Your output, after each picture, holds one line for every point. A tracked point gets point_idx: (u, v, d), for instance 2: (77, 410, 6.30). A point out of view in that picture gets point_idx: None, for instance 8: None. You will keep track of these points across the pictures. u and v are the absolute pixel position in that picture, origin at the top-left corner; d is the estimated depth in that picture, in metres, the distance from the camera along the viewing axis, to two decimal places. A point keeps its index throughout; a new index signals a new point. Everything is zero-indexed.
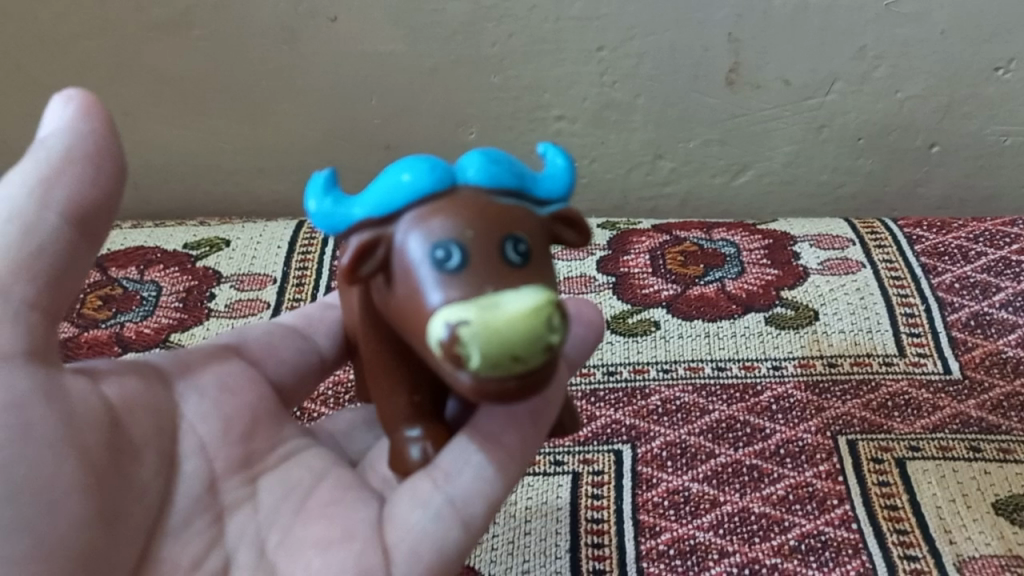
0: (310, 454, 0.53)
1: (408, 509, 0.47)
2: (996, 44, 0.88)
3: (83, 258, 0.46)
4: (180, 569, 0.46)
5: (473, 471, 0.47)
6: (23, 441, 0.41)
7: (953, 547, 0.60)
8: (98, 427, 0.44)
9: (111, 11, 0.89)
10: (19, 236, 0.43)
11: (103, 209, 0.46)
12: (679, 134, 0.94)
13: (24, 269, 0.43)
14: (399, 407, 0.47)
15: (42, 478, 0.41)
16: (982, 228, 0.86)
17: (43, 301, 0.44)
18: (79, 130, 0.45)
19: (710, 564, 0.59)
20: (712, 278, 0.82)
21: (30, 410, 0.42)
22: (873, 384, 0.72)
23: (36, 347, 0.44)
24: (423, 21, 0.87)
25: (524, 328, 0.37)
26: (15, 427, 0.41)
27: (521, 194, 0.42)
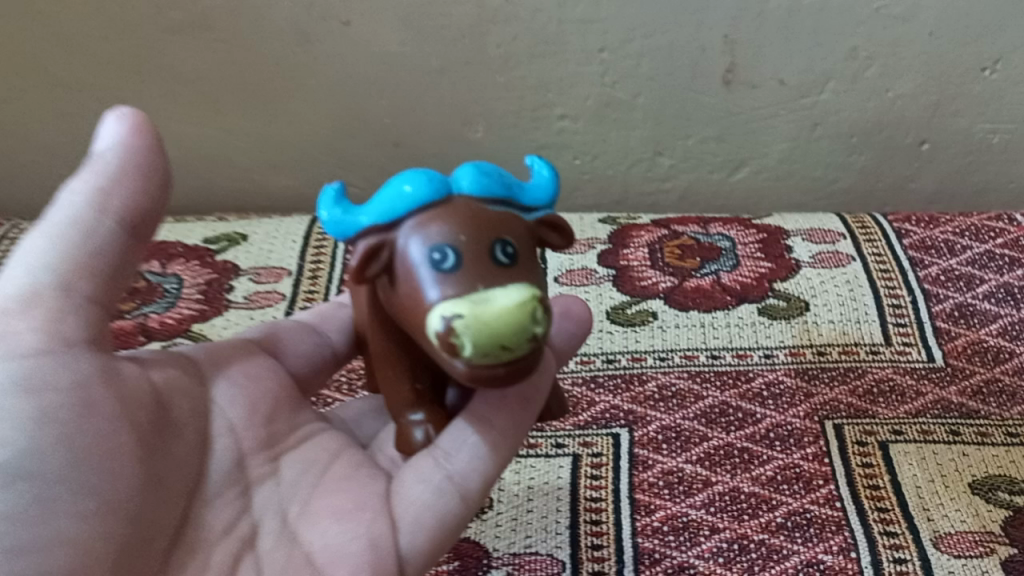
0: (326, 436, 0.57)
1: (412, 482, 0.52)
2: (984, 45, 0.91)
3: (135, 258, 0.50)
4: (213, 536, 0.50)
5: (470, 451, 0.51)
6: (84, 416, 0.45)
7: (930, 524, 0.63)
8: (145, 406, 0.49)
9: (135, 14, 0.93)
10: (81, 238, 0.47)
11: (152, 214, 0.50)
12: (678, 132, 0.97)
13: (85, 267, 0.47)
14: (403, 394, 0.51)
15: (99, 450, 0.45)
16: (968, 223, 0.89)
17: (101, 296, 0.48)
18: (131, 144, 0.50)
19: (702, 539, 0.62)
20: (708, 271, 0.85)
21: (92, 389, 0.46)
22: (860, 371, 0.75)
23: (95, 336, 0.48)
24: (432, 24, 0.91)
25: (512, 321, 0.41)
26: (80, 404, 0.45)
27: (510, 201, 0.46)
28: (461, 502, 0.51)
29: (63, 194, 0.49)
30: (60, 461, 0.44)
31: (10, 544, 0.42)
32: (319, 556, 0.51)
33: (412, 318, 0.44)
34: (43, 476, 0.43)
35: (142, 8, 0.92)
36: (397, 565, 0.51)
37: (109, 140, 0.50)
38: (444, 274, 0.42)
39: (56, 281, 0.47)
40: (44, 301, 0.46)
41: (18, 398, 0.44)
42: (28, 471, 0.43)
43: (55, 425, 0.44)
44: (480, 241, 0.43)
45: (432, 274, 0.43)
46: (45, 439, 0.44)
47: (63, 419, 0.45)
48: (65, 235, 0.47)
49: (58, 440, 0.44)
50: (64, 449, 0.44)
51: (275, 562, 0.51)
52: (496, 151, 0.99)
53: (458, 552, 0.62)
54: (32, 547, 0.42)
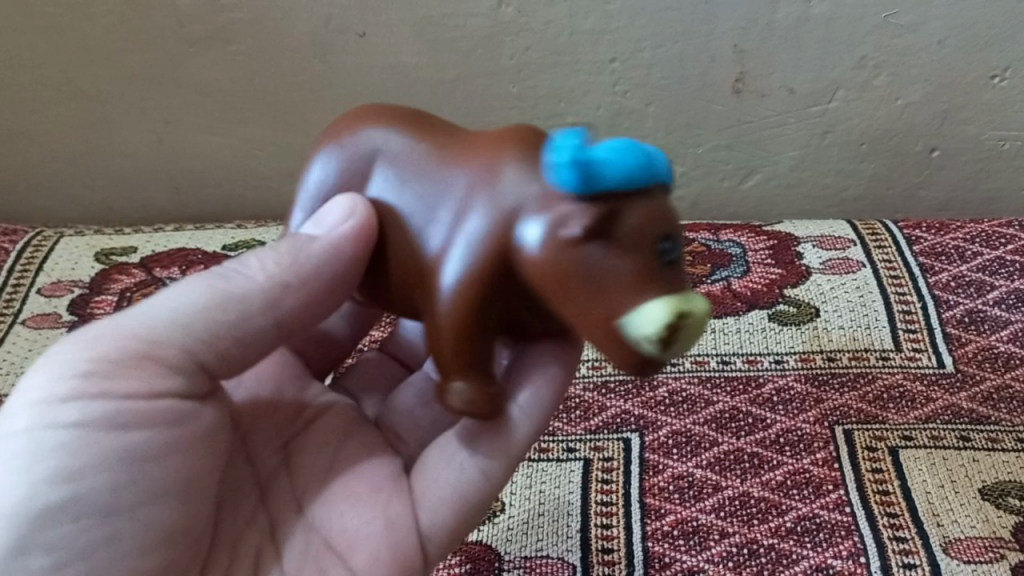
0: (335, 411, 0.57)
1: (436, 463, 0.52)
2: (992, 52, 0.92)
3: (268, 346, 0.50)
4: (240, 533, 0.53)
5: (512, 426, 0.50)
6: (163, 456, 0.47)
7: (940, 529, 0.63)
8: (212, 437, 0.51)
9: (156, 27, 0.95)
10: (234, 318, 0.48)
11: (311, 317, 0.50)
12: (689, 140, 0.98)
13: (214, 345, 0.48)
14: (466, 352, 0.41)
15: (169, 482, 0.47)
16: (978, 229, 0.90)
17: (213, 361, 0.49)
18: (342, 248, 0.45)
19: (712, 544, 0.63)
20: (718, 277, 0.86)
21: (175, 431, 0.48)
22: (870, 377, 0.76)
23: (190, 391, 0.49)
24: (446, 35, 0.93)
25: (701, 327, 0.39)
26: (162, 443, 0.47)
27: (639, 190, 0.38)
28: (482, 484, 0.52)
29: (256, 263, 0.49)
30: (134, 495, 0.46)
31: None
32: (339, 541, 0.52)
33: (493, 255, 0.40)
34: (117, 510, 0.45)
35: (163, 20, 0.94)
36: (418, 546, 0.52)
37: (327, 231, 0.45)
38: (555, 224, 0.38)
39: (177, 350, 0.47)
40: (153, 364, 0.47)
41: (106, 434, 0.45)
42: (101, 509, 0.45)
43: (137, 464, 0.46)
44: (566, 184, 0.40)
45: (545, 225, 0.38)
46: (127, 475, 0.45)
47: (144, 457, 0.46)
48: (223, 309, 0.48)
49: (137, 477, 0.46)
50: (141, 484, 0.46)
51: (297, 548, 0.53)
52: None
53: (469, 554, 0.63)
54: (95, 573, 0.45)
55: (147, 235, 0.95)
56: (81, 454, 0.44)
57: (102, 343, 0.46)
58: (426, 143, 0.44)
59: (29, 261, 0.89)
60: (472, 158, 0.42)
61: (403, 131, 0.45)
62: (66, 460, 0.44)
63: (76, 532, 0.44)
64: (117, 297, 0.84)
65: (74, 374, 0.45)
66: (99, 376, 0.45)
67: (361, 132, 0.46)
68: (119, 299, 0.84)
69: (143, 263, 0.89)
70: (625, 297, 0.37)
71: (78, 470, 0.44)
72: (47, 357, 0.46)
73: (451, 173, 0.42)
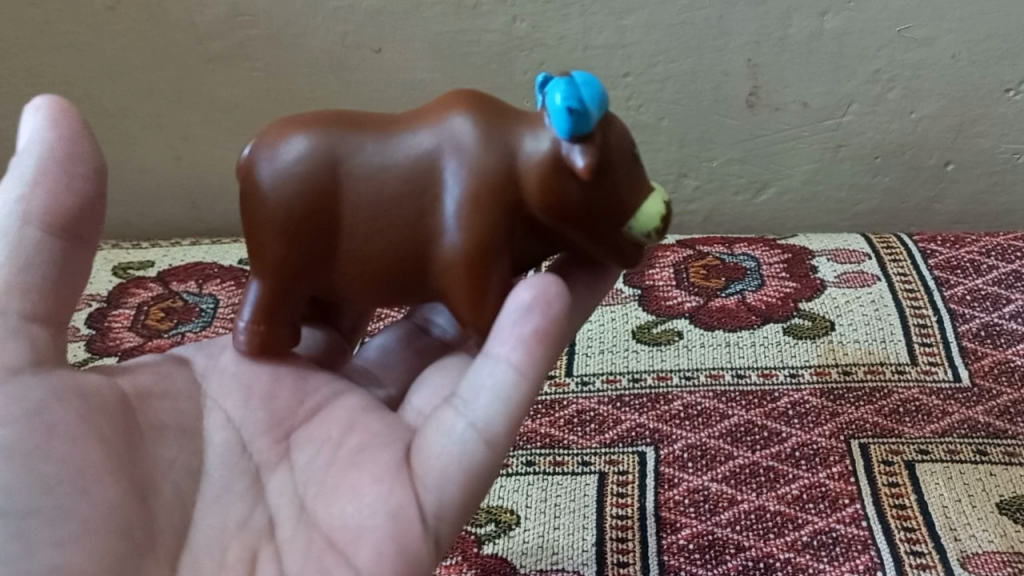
0: (341, 404, 0.55)
1: (434, 438, 0.50)
2: (1006, 66, 0.92)
3: (76, 258, 0.50)
4: (229, 527, 0.50)
5: (506, 381, 0.48)
6: (44, 441, 0.46)
7: (957, 543, 0.63)
8: (112, 416, 0.49)
9: (177, 46, 0.97)
10: (11, 249, 0.47)
11: (87, 212, 0.50)
12: (701, 154, 0.99)
13: (17, 279, 0.48)
14: (494, 284, 0.46)
15: (68, 472, 0.46)
16: (994, 243, 0.90)
17: (39, 312, 0.49)
18: (56, 137, 0.49)
19: (728, 558, 0.63)
20: (732, 290, 0.86)
21: (49, 412, 0.46)
22: (885, 392, 0.75)
23: (39, 356, 0.48)
24: (462, 51, 0.94)
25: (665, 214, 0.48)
26: (40, 431, 0.46)
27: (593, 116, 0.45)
28: (487, 449, 0.49)
29: None
30: (26, 489, 0.44)
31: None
32: (341, 537, 0.49)
33: (500, 194, 0.45)
34: (15, 509, 0.44)
35: (179, 38, 0.96)
36: (424, 539, 0.48)
37: (37, 140, 0.49)
38: (548, 152, 0.45)
39: None
40: None
41: None
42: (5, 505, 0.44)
43: (19, 455, 0.45)
44: (504, 130, 0.46)
45: (530, 161, 0.45)
46: (13, 469, 0.44)
47: (25, 449, 0.45)
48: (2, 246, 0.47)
49: (27, 466, 0.45)
50: (32, 476, 0.45)
51: (296, 550, 0.50)
52: None
53: (484, 567, 0.63)
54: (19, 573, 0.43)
55: (164, 249, 0.96)
56: None
57: None
58: (356, 134, 0.47)
59: None
60: (419, 123, 0.47)
61: (307, 127, 0.47)
62: None
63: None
64: (135, 311, 0.85)
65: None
66: None
67: (280, 145, 0.46)
68: (136, 312, 0.85)
69: (160, 277, 0.90)
70: (634, 197, 0.47)
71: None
72: None
73: (398, 151, 0.46)
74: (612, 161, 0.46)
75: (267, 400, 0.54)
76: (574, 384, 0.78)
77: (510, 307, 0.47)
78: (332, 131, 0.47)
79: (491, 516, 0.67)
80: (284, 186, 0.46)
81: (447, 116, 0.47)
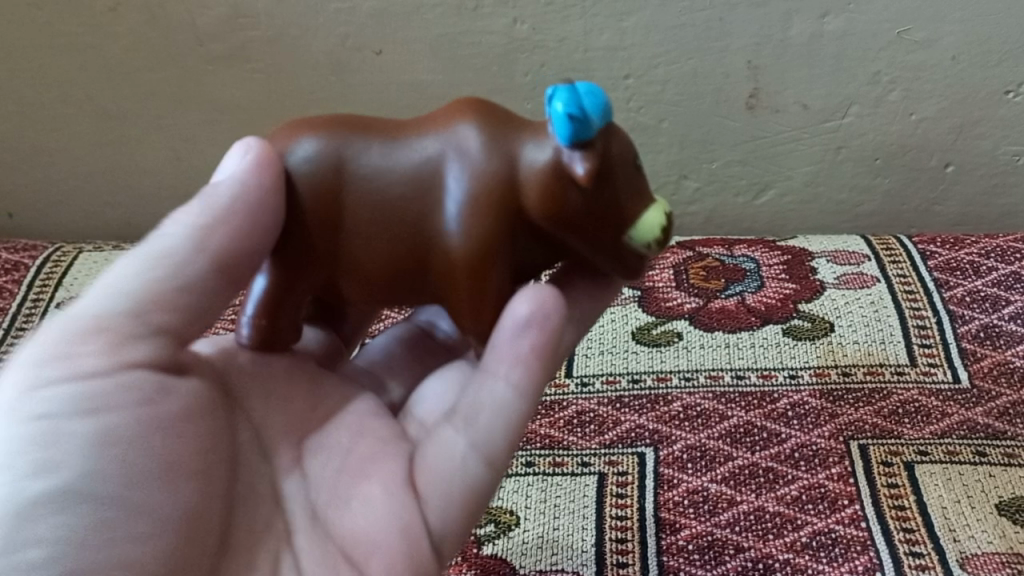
0: (351, 410, 0.56)
1: (439, 453, 0.52)
2: (1006, 68, 0.92)
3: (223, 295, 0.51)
4: (256, 530, 0.52)
5: (501, 397, 0.50)
6: (145, 437, 0.47)
7: (956, 544, 0.63)
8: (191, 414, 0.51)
9: (180, 47, 0.97)
10: (173, 276, 0.48)
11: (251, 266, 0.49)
12: (701, 156, 0.99)
13: (166, 302, 0.49)
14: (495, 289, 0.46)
15: (153, 468, 0.47)
16: (994, 244, 0.90)
17: (176, 328, 0.50)
18: (250, 185, 0.47)
19: (727, 559, 0.63)
20: (732, 292, 0.86)
21: (152, 408, 0.48)
22: (885, 393, 0.76)
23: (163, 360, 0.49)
24: (463, 52, 0.94)
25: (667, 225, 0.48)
26: (140, 425, 0.47)
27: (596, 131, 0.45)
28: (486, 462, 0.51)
29: (168, 221, 0.50)
30: (117, 479, 0.46)
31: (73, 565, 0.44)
32: (353, 546, 0.51)
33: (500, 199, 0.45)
34: (100, 497, 0.45)
35: (182, 39, 0.96)
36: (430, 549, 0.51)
37: (234, 181, 0.48)
38: (548, 160, 0.45)
39: (126, 311, 0.48)
40: (112, 329, 0.48)
41: (80, 418, 0.46)
42: (89, 492, 0.45)
43: (117, 445, 0.46)
44: (507, 137, 0.46)
45: (531, 168, 0.45)
46: (110, 457, 0.46)
47: (126, 439, 0.47)
48: (154, 269, 0.48)
49: (121, 457, 0.46)
50: (124, 467, 0.46)
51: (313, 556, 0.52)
52: None
53: (484, 567, 0.63)
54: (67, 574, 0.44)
55: None
56: (53, 442, 0.45)
57: (53, 332, 0.48)
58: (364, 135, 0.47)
59: (48, 276, 0.91)
60: (425, 128, 0.47)
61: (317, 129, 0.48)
62: (50, 451, 0.45)
63: (49, 523, 0.44)
64: None
65: (29, 366, 0.47)
66: (51, 357, 0.47)
67: (292, 145, 0.48)
68: None
69: None
70: (635, 205, 0.47)
71: (50, 458, 0.45)
72: (17, 361, 0.47)
73: (404, 153, 0.46)
74: (612, 171, 0.45)
75: (283, 404, 0.55)
76: (574, 385, 0.78)
77: (507, 326, 0.48)
78: (340, 133, 0.47)
79: (491, 517, 0.67)
80: (288, 190, 0.47)
81: (454, 122, 0.47)
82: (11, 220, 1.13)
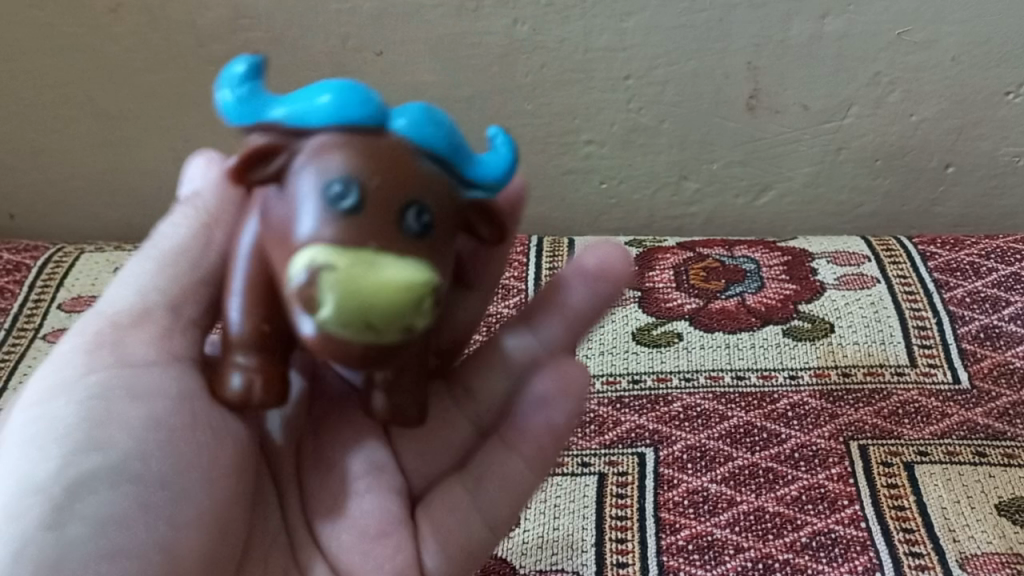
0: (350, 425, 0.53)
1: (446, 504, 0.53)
2: (1006, 69, 0.93)
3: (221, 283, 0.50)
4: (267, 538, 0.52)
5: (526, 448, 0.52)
6: (188, 431, 0.47)
7: (956, 544, 0.63)
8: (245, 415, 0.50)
9: (181, 48, 0.97)
10: (170, 265, 0.49)
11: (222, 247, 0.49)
12: (701, 157, 0.99)
13: (188, 290, 0.49)
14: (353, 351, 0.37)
15: (197, 461, 0.47)
16: (994, 245, 0.90)
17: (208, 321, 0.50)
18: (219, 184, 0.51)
19: (727, 558, 0.63)
20: (733, 292, 0.86)
21: (195, 402, 0.47)
22: (885, 393, 0.76)
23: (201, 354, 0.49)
24: (463, 53, 0.94)
25: (386, 298, 0.35)
26: (185, 417, 0.47)
27: (446, 162, 0.40)
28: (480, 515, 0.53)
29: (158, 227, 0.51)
30: (161, 467, 0.46)
31: (108, 546, 0.43)
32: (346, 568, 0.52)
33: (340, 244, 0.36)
34: (146, 479, 0.45)
35: (183, 40, 0.97)
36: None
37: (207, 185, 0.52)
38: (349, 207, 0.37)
39: (160, 299, 0.49)
40: (155, 319, 0.48)
41: (125, 402, 0.46)
42: (133, 474, 0.45)
43: (161, 431, 0.46)
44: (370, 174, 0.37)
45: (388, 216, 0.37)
46: (156, 444, 0.46)
47: (171, 425, 0.46)
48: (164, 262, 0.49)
49: (164, 445, 0.46)
50: (168, 454, 0.46)
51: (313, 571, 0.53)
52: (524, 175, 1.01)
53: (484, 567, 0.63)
54: (96, 560, 0.43)
55: None
56: (95, 421, 0.45)
57: (97, 324, 0.48)
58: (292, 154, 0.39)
59: (50, 276, 0.91)
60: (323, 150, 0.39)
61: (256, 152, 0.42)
62: (93, 429, 0.45)
63: (94, 500, 0.44)
64: None
65: (78, 352, 0.47)
66: (100, 346, 0.47)
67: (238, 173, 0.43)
68: None
69: None
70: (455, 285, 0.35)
71: (102, 436, 0.45)
72: (66, 352, 0.48)
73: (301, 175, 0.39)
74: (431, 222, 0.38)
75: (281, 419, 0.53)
76: None
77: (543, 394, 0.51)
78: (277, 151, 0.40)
79: None
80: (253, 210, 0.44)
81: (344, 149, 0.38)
82: (12, 221, 1.13)
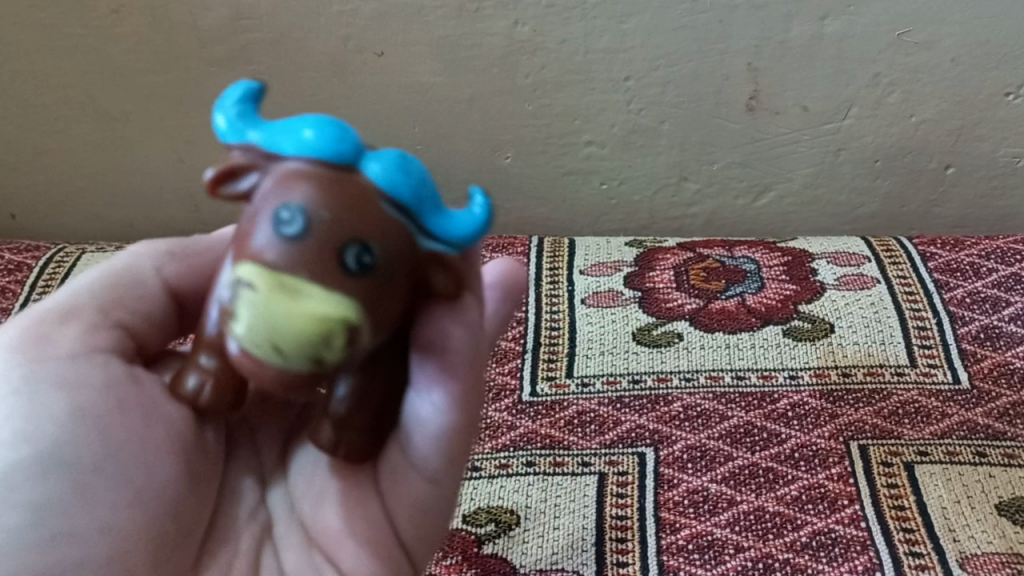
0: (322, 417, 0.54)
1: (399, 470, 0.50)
2: (1006, 70, 0.93)
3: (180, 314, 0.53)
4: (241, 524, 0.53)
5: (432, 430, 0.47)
6: (115, 416, 0.47)
7: (956, 544, 0.63)
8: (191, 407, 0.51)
9: (181, 48, 0.97)
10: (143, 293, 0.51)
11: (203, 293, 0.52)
12: (701, 158, 0.99)
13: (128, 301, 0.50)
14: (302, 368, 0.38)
15: (124, 445, 0.47)
16: (994, 246, 0.90)
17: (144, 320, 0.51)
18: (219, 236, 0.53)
19: (727, 558, 0.63)
20: (732, 293, 0.87)
21: (121, 387, 0.48)
22: (885, 393, 0.76)
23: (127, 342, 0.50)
24: (463, 54, 0.94)
25: (296, 329, 0.37)
26: (112, 404, 0.48)
27: (411, 213, 0.40)
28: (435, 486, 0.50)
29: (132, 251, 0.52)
30: (93, 453, 0.47)
31: (50, 533, 0.45)
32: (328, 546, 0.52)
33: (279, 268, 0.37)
34: (77, 468, 0.46)
35: (184, 41, 0.97)
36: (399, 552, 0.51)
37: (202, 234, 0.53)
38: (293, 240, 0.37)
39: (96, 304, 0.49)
40: (83, 316, 0.49)
41: (52, 393, 0.47)
42: (64, 462, 0.46)
43: (87, 419, 0.47)
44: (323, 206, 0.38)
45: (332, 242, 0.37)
46: (84, 432, 0.47)
47: (98, 411, 0.47)
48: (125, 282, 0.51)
49: (92, 433, 0.47)
50: (97, 441, 0.47)
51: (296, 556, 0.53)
52: (524, 176, 1.01)
53: (484, 566, 0.63)
54: (47, 542, 0.45)
55: None
56: (28, 416, 0.46)
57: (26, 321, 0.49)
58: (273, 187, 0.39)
59: (52, 275, 0.91)
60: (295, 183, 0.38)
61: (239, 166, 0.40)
62: (22, 423, 0.46)
63: (30, 489, 0.46)
64: None
65: (6, 346, 0.48)
66: (34, 341, 0.48)
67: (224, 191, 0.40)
68: None
69: None
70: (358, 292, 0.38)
71: (30, 429, 0.46)
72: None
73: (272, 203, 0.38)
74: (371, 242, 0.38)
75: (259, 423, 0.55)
76: (574, 386, 0.78)
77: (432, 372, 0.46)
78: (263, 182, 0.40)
79: (491, 516, 0.67)
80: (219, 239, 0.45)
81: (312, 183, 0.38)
82: (14, 221, 1.14)
